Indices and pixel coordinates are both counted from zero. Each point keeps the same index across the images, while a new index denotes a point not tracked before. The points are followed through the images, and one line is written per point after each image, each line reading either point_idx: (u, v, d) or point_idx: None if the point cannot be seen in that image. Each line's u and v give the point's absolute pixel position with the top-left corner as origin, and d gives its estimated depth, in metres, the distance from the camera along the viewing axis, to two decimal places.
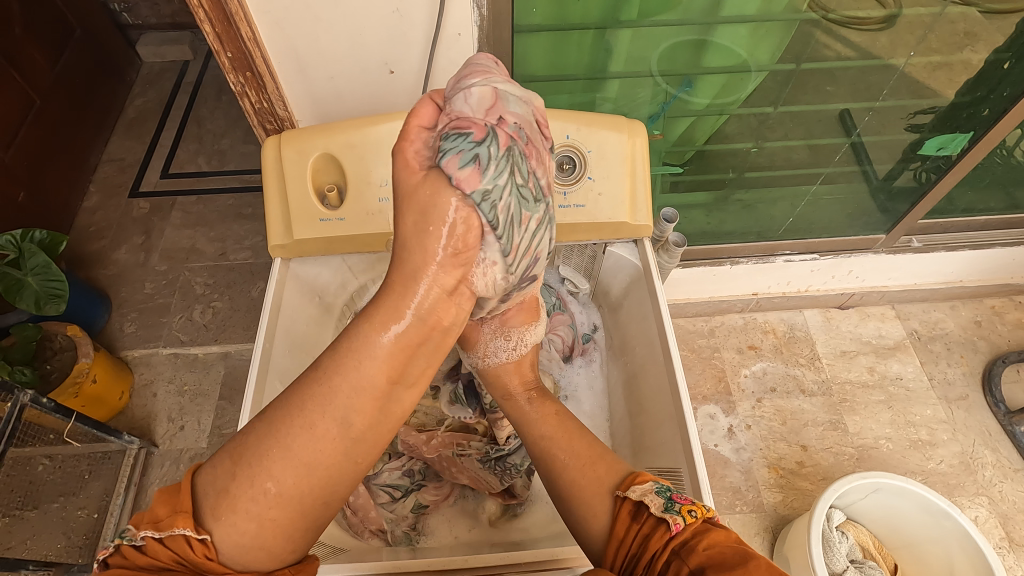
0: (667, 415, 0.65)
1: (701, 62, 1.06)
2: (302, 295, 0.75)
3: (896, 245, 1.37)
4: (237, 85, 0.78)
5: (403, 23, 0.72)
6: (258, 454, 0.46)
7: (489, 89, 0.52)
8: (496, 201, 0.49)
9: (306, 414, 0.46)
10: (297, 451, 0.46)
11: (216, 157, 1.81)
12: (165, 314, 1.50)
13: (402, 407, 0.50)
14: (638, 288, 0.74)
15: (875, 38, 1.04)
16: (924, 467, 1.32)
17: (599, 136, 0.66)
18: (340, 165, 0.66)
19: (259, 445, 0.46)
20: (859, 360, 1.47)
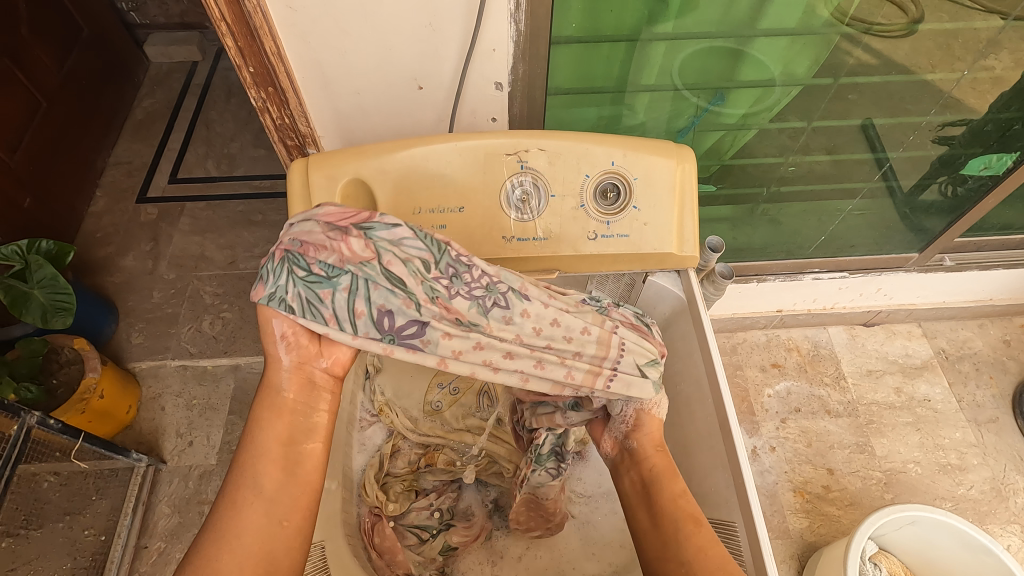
0: (718, 460, 0.61)
1: (735, 76, 1.02)
2: None
3: (929, 264, 1.34)
4: (259, 101, 0.74)
5: (436, 37, 0.68)
6: (204, 551, 0.51)
7: (408, 225, 0.56)
8: (287, 296, 0.51)
9: (233, 502, 0.53)
10: (231, 541, 0.52)
11: (226, 162, 1.77)
12: (173, 325, 1.46)
13: (313, 457, 0.57)
14: (682, 320, 0.70)
15: (896, 45, 0.98)
16: (954, 493, 1.28)
17: (647, 162, 0.62)
18: (371, 191, 0.62)
19: (204, 542, 0.52)
20: (885, 380, 1.43)
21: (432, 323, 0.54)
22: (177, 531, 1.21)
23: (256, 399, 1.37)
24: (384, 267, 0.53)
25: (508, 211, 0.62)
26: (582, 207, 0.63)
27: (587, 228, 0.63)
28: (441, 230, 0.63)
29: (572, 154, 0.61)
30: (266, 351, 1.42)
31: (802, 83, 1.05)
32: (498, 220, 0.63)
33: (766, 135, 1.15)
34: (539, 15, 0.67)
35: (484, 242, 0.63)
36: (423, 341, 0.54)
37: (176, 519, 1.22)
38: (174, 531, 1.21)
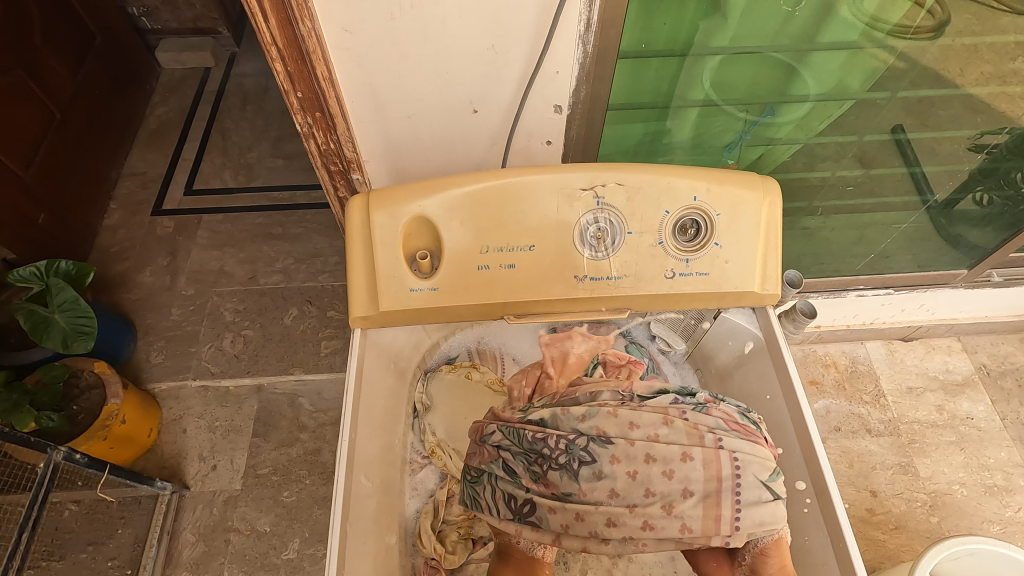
0: (812, 517, 0.57)
1: (787, 91, 0.97)
2: (380, 365, 0.66)
3: (977, 279, 1.28)
4: (304, 126, 0.69)
5: (498, 60, 0.64)
6: None
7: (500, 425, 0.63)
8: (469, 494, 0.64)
9: None
10: None
11: (242, 172, 1.73)
12: (194, 343, 1.42)
13: None
14: (759, 360, 0.66)
15: (926, 49, 0.94)
16: (1002, 515, 1.24)
17: (731, 196, 0.58)
18: (437, 229, 0.58)
19: None
20: (926, 397, 1.39)
21: (535, 500, 0.59)
22: (203, 560, 1.16)
23: (281, 420, 1.33)
24: (503, 466, 0.61)
25: (581, 248, 0.58)
26: (660, 243, 0.59)
27: (665, 266, 0.59)
28: (510, 269, 0.58)
29: (652, 189, 0.57)
30: (290, 370, 1.38)
31: (855, 97, 1.02)
32: (571, 258, 0.59)
33: (813, 149, 1.10)
34: (610, 36, 0.62)
35: (556, 282, 0.59)
36: (535, 517, 0.59)
37: (201, 547, 1.18)
38: (199, 560, 1.16)
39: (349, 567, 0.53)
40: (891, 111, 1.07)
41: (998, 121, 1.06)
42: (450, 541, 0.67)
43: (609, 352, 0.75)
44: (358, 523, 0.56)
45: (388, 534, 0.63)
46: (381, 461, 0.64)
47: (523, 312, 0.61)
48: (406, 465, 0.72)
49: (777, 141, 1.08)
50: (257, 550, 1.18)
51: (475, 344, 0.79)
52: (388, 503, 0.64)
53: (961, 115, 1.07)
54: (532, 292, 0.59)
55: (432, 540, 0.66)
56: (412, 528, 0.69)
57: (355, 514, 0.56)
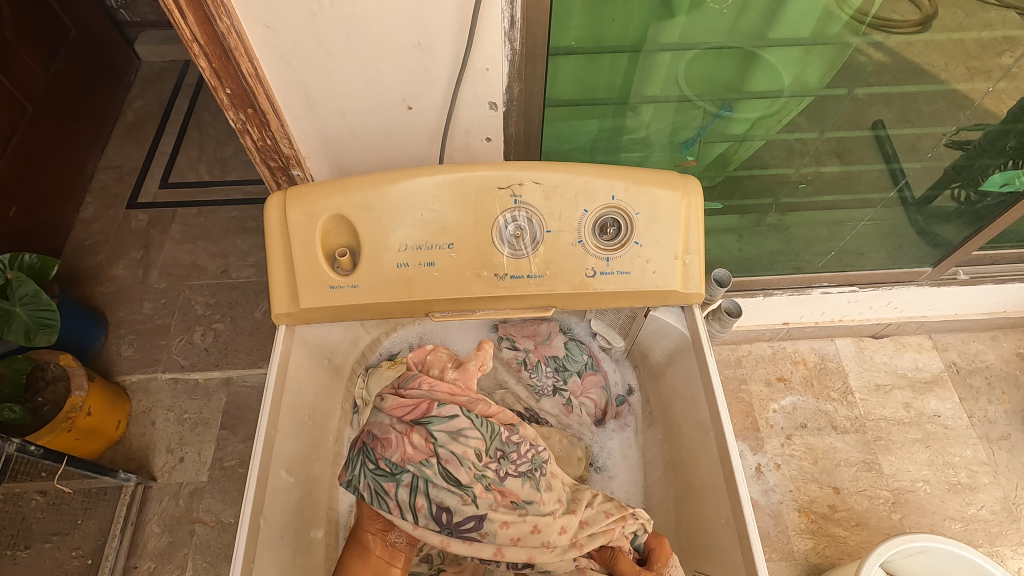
0: (723, 514, 0.58)
1: (744, 86, 0.96)
2: (310, 361, 0.67)
3: (943, 277, 1.29)
4: (238, 122, 0.69)
5: (426, 57, 0.64)
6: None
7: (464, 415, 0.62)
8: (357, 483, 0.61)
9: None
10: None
11: (218, 165, 1.73)
12: (164, 337, 1.43)
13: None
14: (686, 359, 0.67)
15: (910, 43, 0.93)
16: (965, 513, 1.24)
17: (649, 196, 0.58)
18: (355, 226, 0.58)
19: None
20: (894, 395, 1.39)
21: (489, 515, 0.59)
22: (167, 551, 1.17)
23: (249, 413, 1.34)
24: (447, 469, 0.59)
25: (499, 247, 0.59)
26: (580, 242, 0.59)
27: (585, 265, 0.60)
28: (429, 267, 0.59)
29: (569, 188, 0.58)
30: (259, 364, 1.39)
31: (814, 93, 1.01)
32: (490, 257, 0.59)
33: (775, 145, 1.09)
34: (536, 34, 0.62)
35: (475, 280, 0.59)
36: (473, 499, 0.59)
37: (166, 538, 1.18)
38: (163, 551, 1.17)
39: (258, 556, 0.55)
40: (856, 107, 1.05)
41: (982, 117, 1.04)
42: None
43: (549, 349, 0.76)
44: (272, 517, 0.58)
45: (315, 529, 0.66)
46: (305, 455, 0.66)
47: (445, 310, 0.61)
48: (342, 460, 0.73)
49: (751, 139, 1.07)
50: (221, 541, 1.19)
51: (418, 339, 0.80)
52: (312, 497, 0.66)
53: (946, 111, 1.05)
54: (452, 290, 0.59)
55: (361, 536, 0.67)
56: (345, 522, 0.70)
57: (269, 507, 0.58)
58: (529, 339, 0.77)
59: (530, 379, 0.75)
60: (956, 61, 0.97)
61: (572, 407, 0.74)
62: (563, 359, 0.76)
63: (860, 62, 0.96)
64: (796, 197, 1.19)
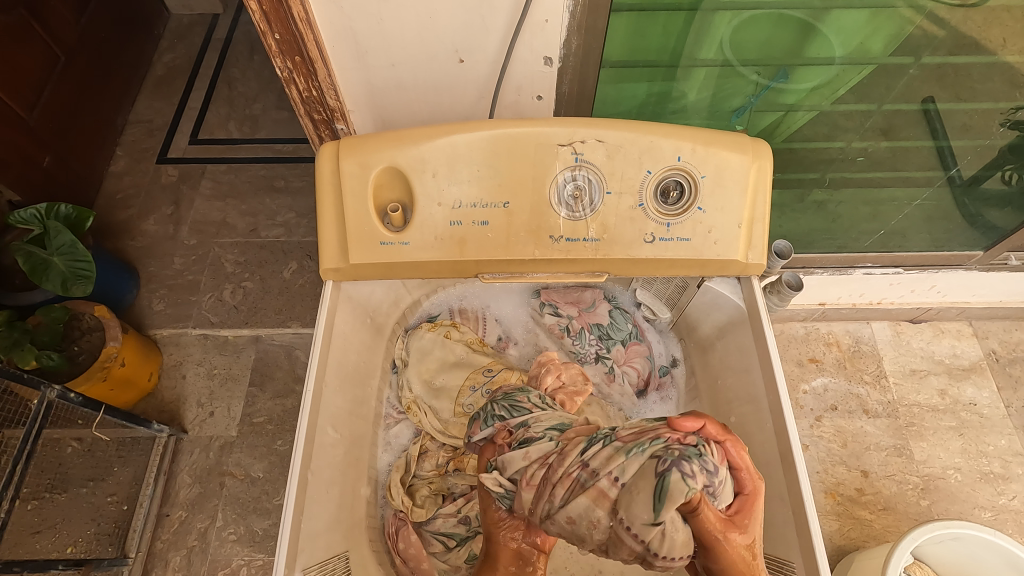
0: (778, 491, 0.57)
1: (803, 52, 0.91)
2: (353, 317, 0.67)
3: (992, 262, 1.24)
4: (285, 71, 0.67)
5: (483, 5, 0.61)
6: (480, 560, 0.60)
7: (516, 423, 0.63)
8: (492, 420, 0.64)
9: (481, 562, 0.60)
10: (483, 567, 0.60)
11: (247, 123, 1.71)
12: (195, 293, 1.44)
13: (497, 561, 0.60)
14: (741, 332, 0.65)
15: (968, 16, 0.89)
16: (995, 502, 1.22)
17: (717, 158, 0.56)
18: (408, 180, 0.56)
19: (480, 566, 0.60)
20: (929, 381, 1.36)
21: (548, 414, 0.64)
22: (198, 502, 1.20)
23: (277, 371, 1.34)
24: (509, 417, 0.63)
25: (557, 207, 0.57)
26: (640, 205, 0.57)
27: (645, 230, 0.57)
28: (483, 226, 0.57)
29: (633, 147, 0.55)
30: (287, 324, 1.40)
31: (875, 62, 0.95)
32: (547, 217, 0.57)
33: (828, 118, 1.04)
34: None
35: (530, 242, 0.57)
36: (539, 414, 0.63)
37: (197, 488, 1.21)
38: (194, 501, 1.20)
39: (307, 511, 0.55)
40: (917, 79, 0.99)
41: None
42: (420, 495, 0.68)
43: (592, 317, 0.76)
44: (318, 474, 0.57)
45: (359, 486, 0.66)
46: (350, 413, 0.65)
47: (497, 272, 0.59)
48: (381, 420, 0.73)
49: (800, 108, 1.02)
50: (250, 494, 1.21)
51: (458, 302, 0.79)
52: (355, 454, 0.66)
53: (1001, 87, 1.00)
54: (504, 251, 0.58)
55: (400, 494, 0.67)
56: (383, 481, 0.70)
57: (316, 462, 0.57)
58: (573, 306, 0.76)
59: (572, 346, 0.75)
60: (1015, 40, 0.93)
61: (614, 375, 0.74)
62: (607, 327, 0.75)
63: (921, 35, 0.91)
64: (848, 173, 1.14)
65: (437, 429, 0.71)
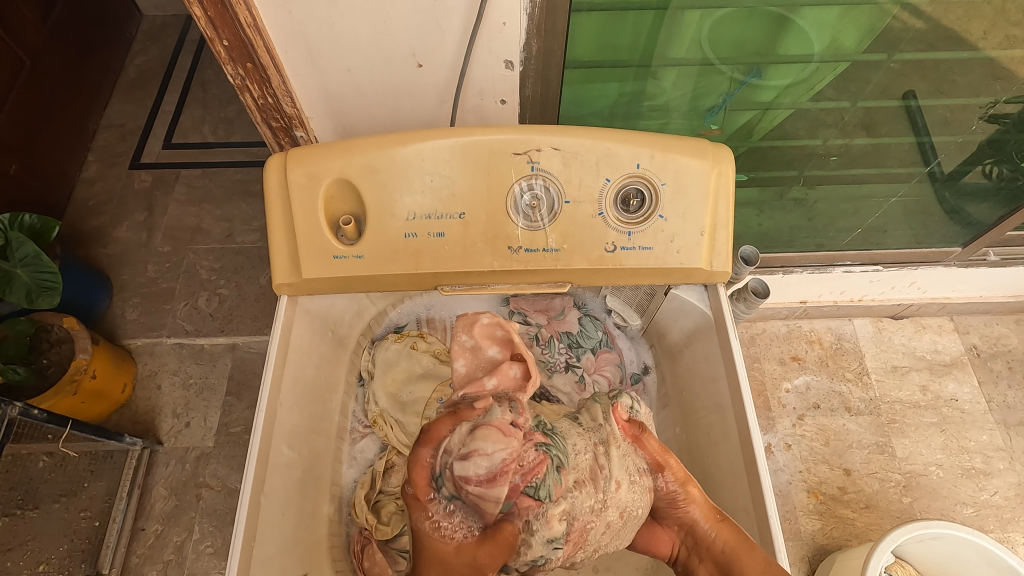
0: (743, 501, 0.58)
1: (776, 49, 0.90)
2: (313, 332, 0.65)
3: (972, 258, 1.24)
4: (236, 78, 0.65)
5: (437, 8, 0.59)
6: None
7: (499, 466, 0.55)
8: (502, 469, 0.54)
9: None
10: None
11: (222, 126, 1.68)
12: (169, 301, 1.41)
13: None
14: (707, 340, 0.63)
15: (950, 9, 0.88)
16: (976, 498, 1.22)
17: (677, 164, 0.54)
18: (359, 192, 0.54)
19: None
20: (911, 377, 1.35)
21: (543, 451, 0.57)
22: (174, 514, 1.18)
23: (254, 379, 1.32)
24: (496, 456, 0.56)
25: (515, 217, 0.55)
26: (600, 214, 0.55)
27: (605, 239, 0.56)
28: (439, 238, 0.55)
29: (591, 155, 0.54)
30: (264, 331, 1.37)
31: (849, 59, 0.94)
32: (505, 227, 0.55)
33: (804, 116, 1.03)
34: None
35: (488, 253, 0.56)
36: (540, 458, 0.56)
37: (173, 501, 1.19)
38: (171, 514, 1.18)
39: (260, 535, 0.54)
40: (892, 75, 0.98)
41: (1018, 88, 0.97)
42: (386, 512, 0.66)
43: (562, 325, 0.74)
44: (273, 494, 0.56)
45: (321, 504, 0.65)
46: (310, 430, 0.64)
47: (456, 283, 0.57)
48: (346, 435, 0.71)
49: (777, 107, 1.01)
50: (227, 505, 1.19)
51: (425, 312, 0.78)
52: (315, 472, 0.64)
53: (977, 81, 0.99)
54: (462, 263, 0.56)
55: (365, 511, 0.65)
56: (348, 497, 0.69)
57: (270, 483, 0.56)
58: (542, 314, 0.75)
59: (541, 355, 0.74)
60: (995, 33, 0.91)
61: (585, 384, 0.72)
62: (576, 335, 0.74)
63: (896, 31, 0.90)
64: (826, 171, 1.13)
65: (404, 443, 0.69)
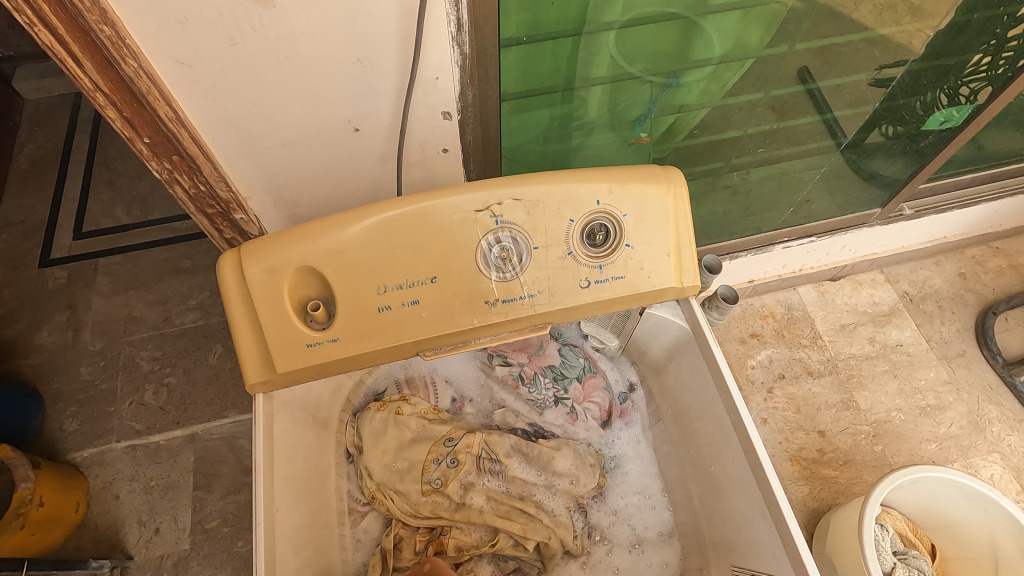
0: (757, 507, 0.57)
1: (689, 56, 0.94)
2: (296, 422, 0.62)
3: (891, 215, 1.34)
4: (163, 173, 0.61)
5: (369, 73, 0.58)
6: None
7: None
8: None
9: None
10: None
11: (137, 205, 1.58)
12: (112, 402, 1.31)
13: None
14: (689, 353, 0.65)
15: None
16: (937, 432, 1.31)
17: (634, 194, 0.55)
18: (324, 275, 0.52)
19: None
20: (859, 332, 1.44)
21: None
22: None
23: (223, 467, 1.24)
24: None
25: (487, 272, 0.54)
26: (570, 253, 0.55)
27: (578, 276, 0.56)
28: (415, 306, 0.54)
29: (551, 199, 0.54)
30: (223, 413, 1.29)
31: (754, 55, 0.99)
32: (479, 283, 0.54)
33: (723, 112, 1.08)
34: (486, 33, 0.57)
35: (467, 312, 0.55)
36: None
37: None
38: None
39: None
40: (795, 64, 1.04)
41: (897, 53, 1.02)
42: None
43: (543, 359, 0.74)
44: None
45: None
46: (309, 525, 0.61)
47: (437, 347, 0.56)
48: (345, 517, 0.68)
49: (698, 107, 1.05)
50: None
51: (403, 372, 0.76)
52: (322, 567, 0.61)
53: None
54: (443, 326, 0.54)
55: None
56: None
57: None
58: (522, 352, 0.74)
59: (529, 393, 0.74)
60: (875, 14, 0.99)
61: (576, 413, 0.73)
62: (560, 367, 0.74)
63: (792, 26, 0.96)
64: (749, 158, 1.19)
65: (408, 512, 0.67)
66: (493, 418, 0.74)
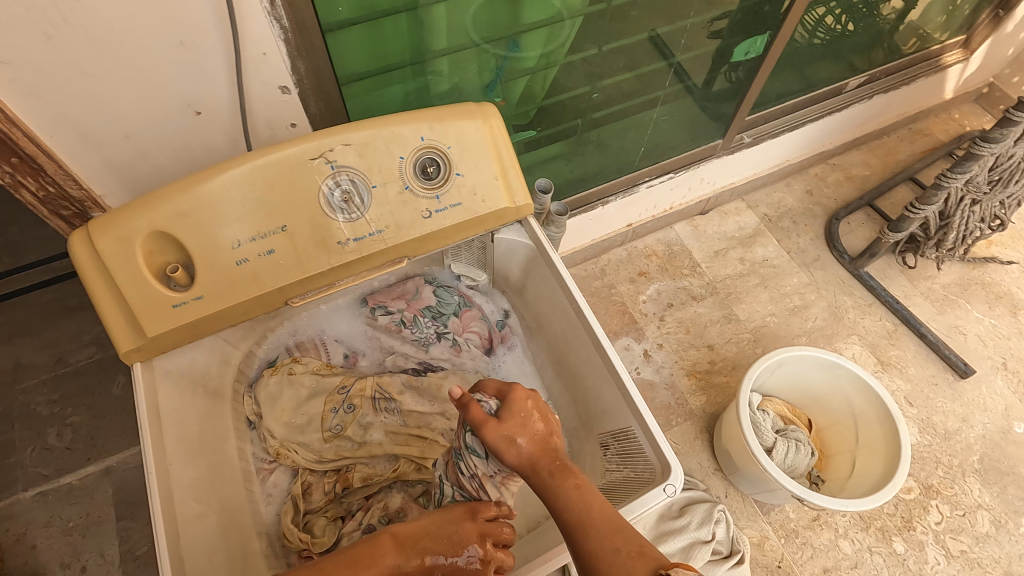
0: (606, 375, 0.69)
1: (521, 20, 1.03)
2: (182, 391, 0.66)
3: (733, 145, 1.50)
4: (5, 176, 0.65)
5: (195, 55, 0.62)
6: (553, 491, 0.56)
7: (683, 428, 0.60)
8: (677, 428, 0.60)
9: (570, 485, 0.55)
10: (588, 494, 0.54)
11: (7, 252, 1.51)
12: (12, 453, 1.25)
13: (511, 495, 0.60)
14: (538, 267, 0.76)
15: None
16: (805, 327, 1.50)
17: (454, 129, 0.63)
18: (174, 238, 0.56)
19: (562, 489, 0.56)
20: (731, 255, 1.61)
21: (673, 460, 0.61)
22: None
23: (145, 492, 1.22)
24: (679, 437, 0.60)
25: (334, 215, 0.60)
26: (408, 188, 0.63)
27: (420, 208, 0.63)
28: (270, 255, 0.59)
29: (379, 141, 0.61)
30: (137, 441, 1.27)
31: (582, 13, 1.09)
32: (327, 226, 0.60)
33: (568, 70, 1.18)
34: (299, 7, 0.63)
35: (320, 254, 0.61)
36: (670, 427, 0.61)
37: None
38: None
39: None
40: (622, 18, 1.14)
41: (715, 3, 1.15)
42: (317, 527, 0.69)
43: (421, 302, 0.80)
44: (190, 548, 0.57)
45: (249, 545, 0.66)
46: (211, 482, 0.64)
47: (301, 292, 0.62)
48: (254, 476, 0.73)
49: (544, 68, 1.15)
50: None
51: (292, 340, 0.80)
52: (232, 520, 0.65)
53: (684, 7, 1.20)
54: (299, 270, 0.60)
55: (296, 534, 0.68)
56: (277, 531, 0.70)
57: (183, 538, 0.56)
58: (399, 300, 0.81)
59: (412, 334, 0.80)
60: None
61: (460, 345, 0.80)
62: (437, 306, 0.81)
63: None
64: (601, 111, 1.31)
65: (313, 460, 0.72)
66: (385, 365, 0.81)
